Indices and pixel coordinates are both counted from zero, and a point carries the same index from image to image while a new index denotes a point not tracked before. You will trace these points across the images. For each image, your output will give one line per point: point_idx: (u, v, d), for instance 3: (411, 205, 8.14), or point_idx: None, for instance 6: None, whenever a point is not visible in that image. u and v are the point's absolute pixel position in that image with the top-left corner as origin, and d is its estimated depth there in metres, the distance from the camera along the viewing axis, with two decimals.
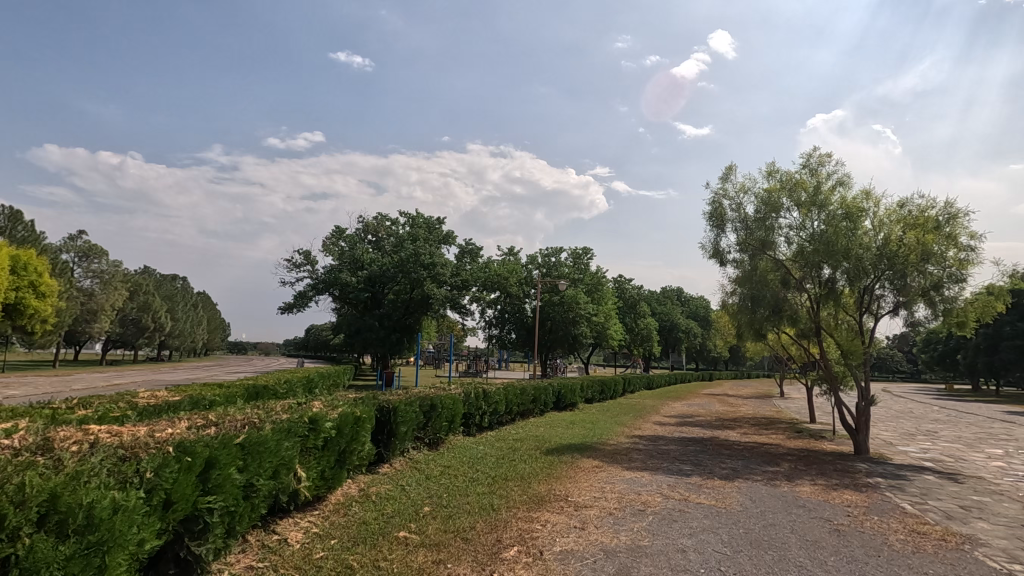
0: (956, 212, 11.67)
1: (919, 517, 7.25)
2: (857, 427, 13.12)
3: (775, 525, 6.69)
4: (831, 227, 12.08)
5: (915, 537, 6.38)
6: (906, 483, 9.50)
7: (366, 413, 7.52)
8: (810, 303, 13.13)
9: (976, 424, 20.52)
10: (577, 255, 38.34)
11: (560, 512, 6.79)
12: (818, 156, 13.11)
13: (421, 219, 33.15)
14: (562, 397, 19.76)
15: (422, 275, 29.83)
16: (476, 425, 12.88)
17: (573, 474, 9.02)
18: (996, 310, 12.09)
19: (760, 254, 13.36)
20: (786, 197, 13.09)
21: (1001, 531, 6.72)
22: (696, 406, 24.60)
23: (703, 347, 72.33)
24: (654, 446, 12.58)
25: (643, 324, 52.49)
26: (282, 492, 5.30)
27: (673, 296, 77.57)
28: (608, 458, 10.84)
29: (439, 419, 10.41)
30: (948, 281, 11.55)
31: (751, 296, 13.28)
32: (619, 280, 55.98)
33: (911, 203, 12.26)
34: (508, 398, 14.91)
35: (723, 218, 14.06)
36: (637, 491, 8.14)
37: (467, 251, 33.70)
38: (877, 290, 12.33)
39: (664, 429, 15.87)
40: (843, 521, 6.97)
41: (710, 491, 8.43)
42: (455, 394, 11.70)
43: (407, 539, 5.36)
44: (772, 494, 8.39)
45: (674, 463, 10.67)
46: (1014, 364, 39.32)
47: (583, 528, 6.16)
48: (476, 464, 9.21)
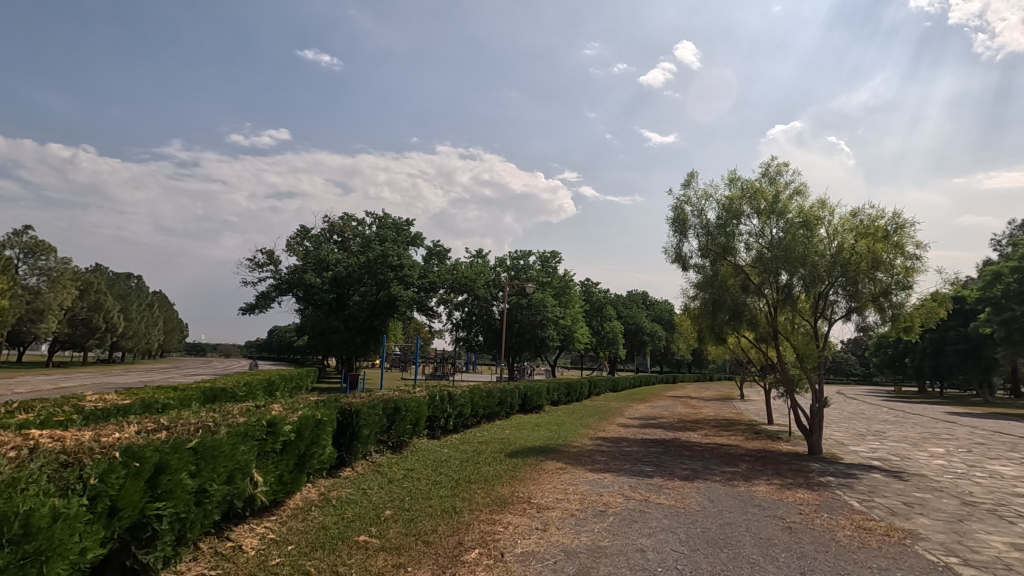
0: (903, 222, 12.28)
1: (865, 514, 7.58)
2: (811, 428, 13.57)
3: (732, 524, 6.89)
4: (789, 234, 12.48)
5: (860, 533, 6.66)
6: (856, 481, 9.91)
7: (328, 416, 7.39)
8: (768, 308, 13.52)
9: (920, 425, 21.58)
10: (546, 258, 38.65)
11: (523, 514, 6.83)
12: (776, 165, 13.56)
13: (389, 219, 33.01)
14: (529, 399, 19.85)
15: (388, 276, 29.39)
16: (440, 428, 12.83)
17: (537, 476, 9.10)
18: (939, 316, 12.73)
19: (721, 259, 13.67)
20: (747, 205, 13.42)
21: (940, 526, 7.08)
22: (659, 408, 25.12)
23: (667, 350, 73.72)
24: (617, 448, 12.82)
25: (609, 327, 53.15)
26: (237, 498, 5.16)
27: (638, 299, 78.94)
28: (572, 459, 10.99)
29: (403, 421, 10.34)
30: (897, 289, 12.15)
31: (712, 301, 13.63)
32: (586, 284, 56.58)
33: (862, 213, 12.82)
34: (473, 400, 14.91)
35: (685, 224, 14.34)
36: (598, 492, 8.28)
37: (436, 253, 33.86)
38: (831, 295, 12.81)
39: (628, 431, 16.15)
40: (795, 519, 7.22)
41: (670, 492, 8.61)
42: (419, 396, 11.62)
43: (367, 544, 5.30)
44: (729, 494, 8.62)
45: (636, 464, 10.89)
46: (956, 368, 41.56)
47: (545, 530, 6.21)
48: (439, 467, 9.18)
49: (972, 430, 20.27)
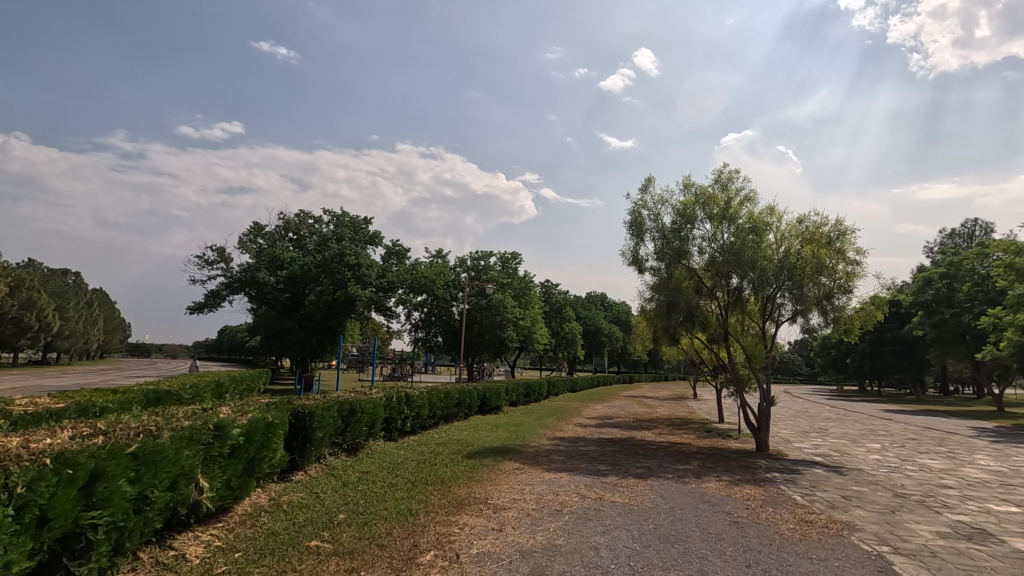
0: (845, 228, 12.94)
1: (807, 508, 7.93)
2: (759, 426, 14.06)
3: (682, 520, 7.09)
4: (739, 239, 12.94)
5: (802, 525, 6.97)
6: (799, 476, 10.36)
7: (279, 419, 7.18)
8: (719, 310, 13.97)
9: (859, 422, 22.73)
10: (506, 259, 38.84)
11: (479, 514, 6.83)
12: (728, 173, 14.01)
13: (346, 218, 32.45)
14: (487, 400, 19.85)
15: (346, 276, 28.79)
16: (397, 429, 12.66)
17: (494, 477, 9.09)
18: (877, 319, 13.46)
19: (675, 263, 14.02)
20: (700, 210, 13.81)
21: (875, 517, 7.49)
22: (616, 408, 25.56)
23: (624, 351, 75.04)
24: (574, 447, 12.98)
25: (568, 327, 53.69)
26: (181, 504, 4.97)
27: (597, 301, 80.14)
28: (529, 459, 11.04)
29: (359, 423, 10.16)
30: (839, 292, 12.78)
31: (666, 303, 13.98)
32: (546, 285, 57.07)
33: (808, 219, 13.43)
34: (431, 401, 14.80)
35: (642, 228, 14.64)
36: (555, 491, 8.36)
37: (394, 253, 33.75)
38: (778, 299, 13.34)
39: (586, 431, 16.38)
40: (742, 514, 7.49)
41: (624, 490, 8.78)
42: (376, 398, 11.45)
43: (318, 548, 5.19)
44: (681, 491, 8.86)
45: (592, 463, 11.04)
46: (893, 368, 44.01)
47: (501, 530, 6.23)
48: (395, 469, 9.06)
49: (906, 426, 21.50)
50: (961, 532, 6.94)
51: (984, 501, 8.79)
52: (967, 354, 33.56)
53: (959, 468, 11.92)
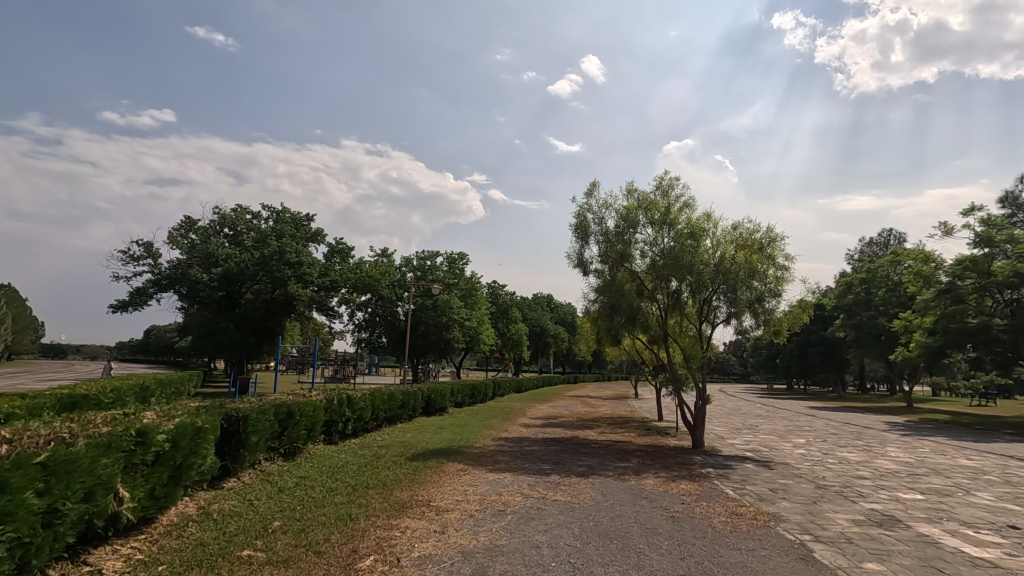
0: (775, 236, 13.69)
1: (738, 501, 8.34)
2: (695, 424, 14.62)
3: (622, 516, 7.28)
4: (678, 244, 13.42)
5: (733, 518, 7.32)
6: (731, 471, 10.87)
7: (210, 423, 6.83)
8: (660, 312, 14.45)
9: (788, 419, 24.05)
10: (453, 260, 38.65)
11: (421, 517, 6.75)
12: (669, 180, 14.48)
13: (287, 214, 31.36)
14: (432, 401, 19.66)
15: (286, 274, 27.75)
16: (338, 433, 12.33)
17: (437, 479, 9.02)
18: (803, 321, 14.31)
19: (618, 266, 14.38)
20: (642, 215, 14.22)
21: (798, 508, 7.96)
22: (560, 408, 25.92)
23: (569, 351, 76.17)
24: (519, 448, 13.05)
25: (514, 328, 53.95)
26: (98, 517, 4.64)
27: (543, 302, 81.01)
28: (473, 460, 11.02)
29: (297, 427, 9.82)
30: (769, 296, 13.49)
31: (610, 305, 14.32)
32: (493, 285, 57.09)
33: (742, 226, 14.09)
34: (374, 403, 14.48)
35: (586, 231, 14.93)
36: (498, 492, 8.38)
37: (337, 251, 33.19)
38: (714, 301, 13.94)
39: (530, 431, 16.51)
40: (678, 509, 7.78)
41: (566, 488, 8.93)
42: (316, 400, 11.11)
43: (251, 558, 4.98)
44: (621, 488, 9.11)
45: (536, 463, 11.15)
46: (818, 367, 46.86)
47: (443, 532, 6.18)
48: (335, 473, 8.82)
49: (829, 422, 22.92)
50: (874, 519, 7.49)
51: (894, 490, 9.52)
52: (882, 354, 36.19)
53: (873, 459, 12.85)
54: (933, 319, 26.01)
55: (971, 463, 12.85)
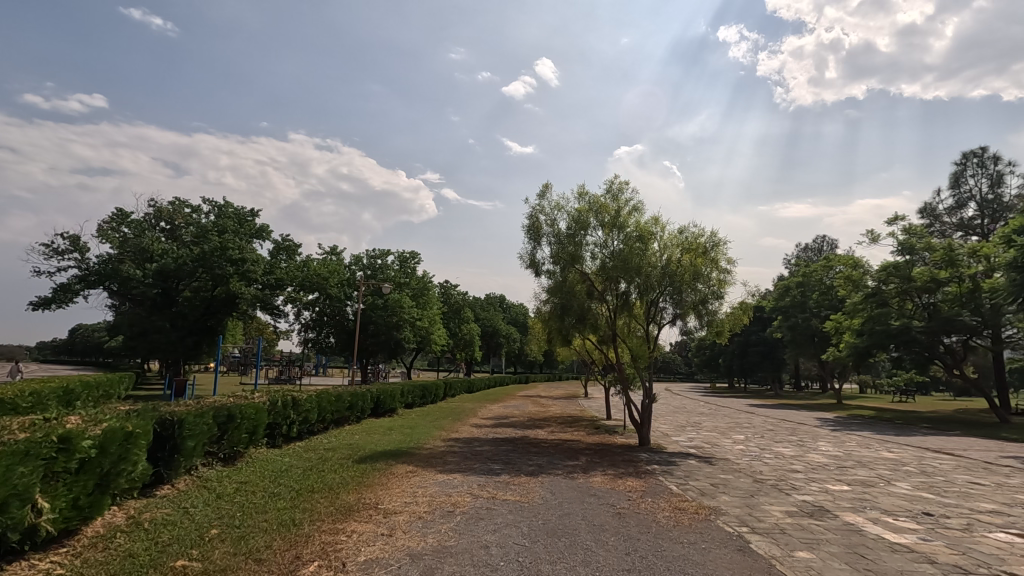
0: (719, 240, 14.23)
1: (681, 496, 8.63)
2: (642, 422, 15.00)
3: (570, 514, 7.38)
4: (628, 246, 13.74)
5: (676, 513, 7.57)
6: (675, 467, 11.23)
7: (142, 427, 6.47)
8: (609, 312, 14.76)
9: (729, 416, 25.05)
10: (404, 259, 38.15)
11: (368, 520, 6.63)
12: (619, 183, 14.79)
13: (229, 209, 30.16)
14: (381, 402, 19.32)
15: (227, 271, 26.60)
16: (282, 436, 11.93)
17: (385, 481, 8.86)
18: (743, 322, 14.95)
19: (569, 267, 14.58)
20: (593, 217, 14.46)
21: (737, 501, 8.32)
22: (511, 408, 26.04)
23: (521, 351, 76.56)
24: (469, 448, 13.02)
25: (466, 329, 53.75)
26: (12, 530, 4.31)
27: (496, 302, 81.15)
28: (423, 462, 10.91)
29: (238, 430, 9.43)
30: (712, 298, 14.01)
31: (561, 305, 14.50)
32: (445, 285, 56.63)
33: (688, 230, 14.57)
34: (320, 404, 14.11)
35: (539, 232, 15.06)
36: (447, 493, 8.33)
37: (283, 248, 32.19)
38: (661, 303, 14.37)
39: (480, 431, 16.51)
40: (624, 505, 7.98)
41: (516, 487, 8.98)
42: (259, 402, 10.70)
43: (185, 568, 4.75)
44: (570, 486, 9.24)
45: (486, 463, 11.16)
46: (757, 366, 49.06)
47: (390, 535, 6.09)
48: (279, 477, 8.54)
49: (766, 419, 24.02)
50: (806, 510, 7.91)
51: (823, 482, 10.09)
52: (815, 354, 38.27)
53: (806, 454, 13.57)
54: (861, 321, 27.69)
55: (892, 456, 13.77)
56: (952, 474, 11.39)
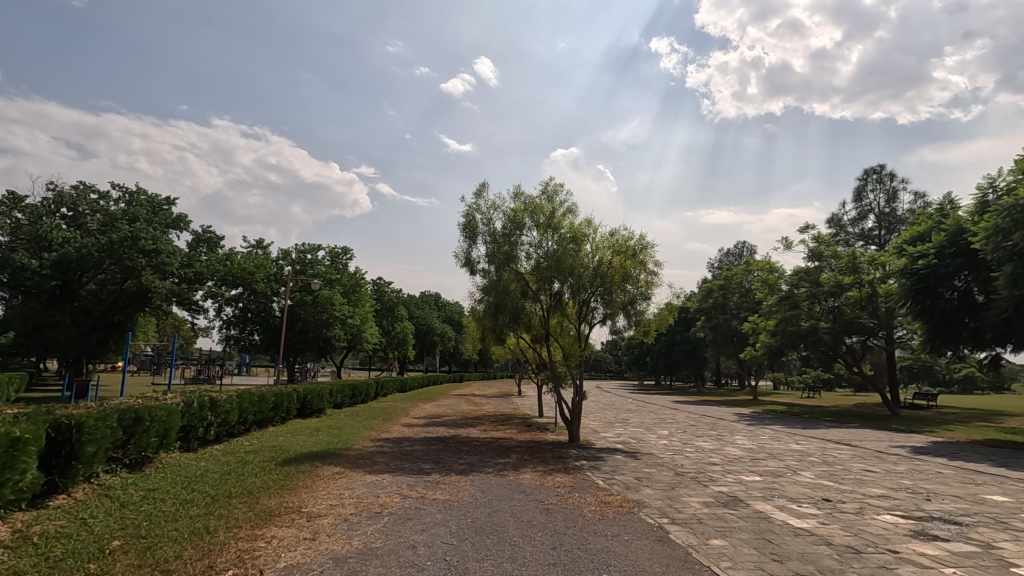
0: (647, 243, 14.75)
1: (607, 490, 8.91)
2: (572, 419, 15.34)
3: (499, 512, 7.44)
4: (561, 247, 14.00)
5: (601, 506, 7.81)
6: (603, 462, 11.59)
7: (32, 432, 5.92)
8: (542, 312, 15.00)
9: (655, 412, 26.06)
10: (336, 254, 36.97)
11: (290, 525, 6.39)
12: (554, 185, 15.02)
13: (142, 196, 28.20)
14: (308, 402, 18.64)
15: (139, 263, 24.68)
16: (197, 439, 11.24)
17: (309, 484, 8.56)
18: (668, 323, 15.61)
19: (504, 266, 14.66)
20: (528, 218, 14.60)
21: (658, 494, 8.70)
22: (444, 407, 25.84)
23: (455, 350, 76.10)
24: (399, 448, 12.79)
25: (399, 327, 52.79)
26: None
27: (431, 300, 80.36)
28: (350, 463, 10.61)
29: (147, 434, 8.81)
30: (640, 299, 14.54)
31: (495, 304, 14.57)
32: (378, 282, 55.31)
33: (619, 233, 14.99)
34: (241, 405, 13.40)
35: (474, 231, 15.04)
36: (375, 494, 8.17)
37: (203, 239, 30.79)
38: (592, 303, 14.78)
39: (411, 431, 16.27)
40: (553, 501, 8.15)
41: (446, 486, 8.94)
42: (171, 403, 10.00)
43: None
44: (500, 484, 9.31)
45: (416, 463, 11.02)
46: (681, 364, 51.42)
47: (313, 539, 5.90)
48: (192, 483, 8.05)
49: (688, 415, 25.22)
50: (721, 500, 8.38)
51: (738, 473, 10.74)
52: (734, 353, 40.64)
53: (723, 447, 14.38)
54: (775, 322, 29.65)
55: (799, 447, 14.86)
56: (849, 463, 12.47)
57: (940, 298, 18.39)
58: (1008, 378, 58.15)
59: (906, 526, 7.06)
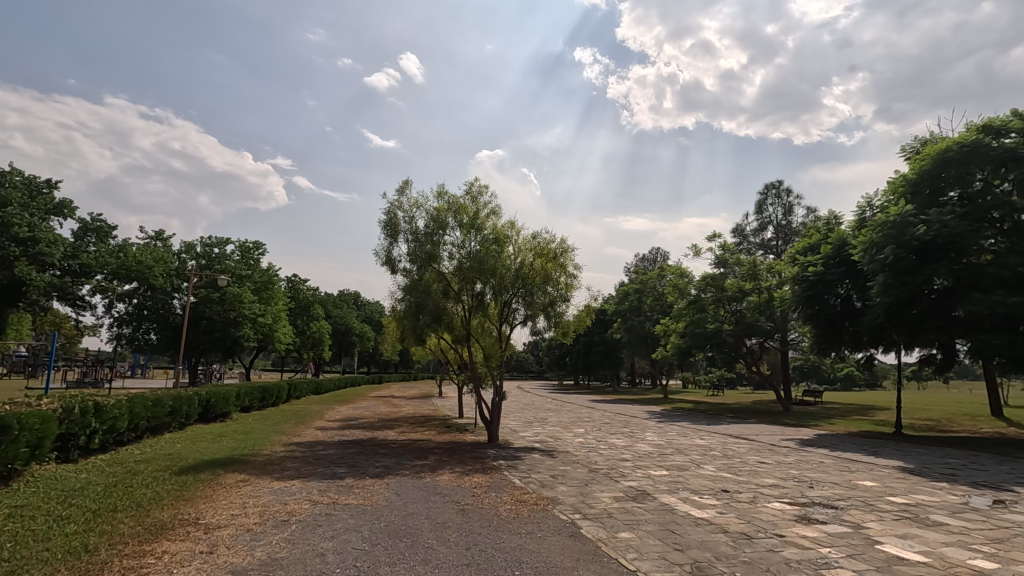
0: (567, 246, 15.12)
1: (523, 489, 9.04)
2: (490, 419, 15.38)
3: (414, 514, 7.33)
4: (484, 248, 14.06)
5: (515, 505, 7.92)
6: (520, 461, 11.76)
7: None
8: (463, 312, 14.95)
9: (572, 411, 26.75)
10: (246, 249, 34.92)
11: (185, 538, 5.94)
12: (478, 186, 15.04)
13: (17, 177, 25.20)
14: (211, 406, 17.42)
15: (12, 252, 22.05)
16: (78, 449, 10.17)
17: (209, 493, 7.99)
18: (586, 324, 16.07)
19: (426, 266, 14.50)
20: (451, 218, 14.51)
21: (572, 490, 8.95)
22: (362, 409, 25.12)
23: (374, 350, 74.09)
24: (311, 453, 12.26)
25: (315, 327, 50.64)
26: None
27: (349, 299, 77.85)
28: (257, 470, 10.02)
29: (16, 444, 7.86)
30: (560, 301, 14.88)
31: (416, 304, 14.34)
32: (293, 279, 52.77)
33: (541, 236, 15.24)
34: (133, 410, 12.28)
35: (396, 229, 14.74)
36: (282, 501, 7.77)
37: (92, 228, 27.99)
38: (513, 304, 14.96)
39: (325, 434, 15.66)
40: (468, 501, 8.14)
41: (360, 490, 8.68)
42: (46, 410, 9.01)
43: None
44: (416, 486, 9.17)
45: (329, 467, 10.62)
46: (599, 365, 53.29)
47: (211, 552, 5.52)
48: (70, 497, 7.27)
49: (603, 413, 26.12)
50: (630, 494, 8.77)
51: (647, 468, 11.27)
52: (647, 353, 42.64)
53: (634, 444, 15.04)
54: (684, 325, 31.40)
55: (703, 442, 15.85)
56: (746, 456, 13.46)
57: (826, 304, 20.36)
58: (880, 376, 65.33)
59: (791, 512, 7.73)
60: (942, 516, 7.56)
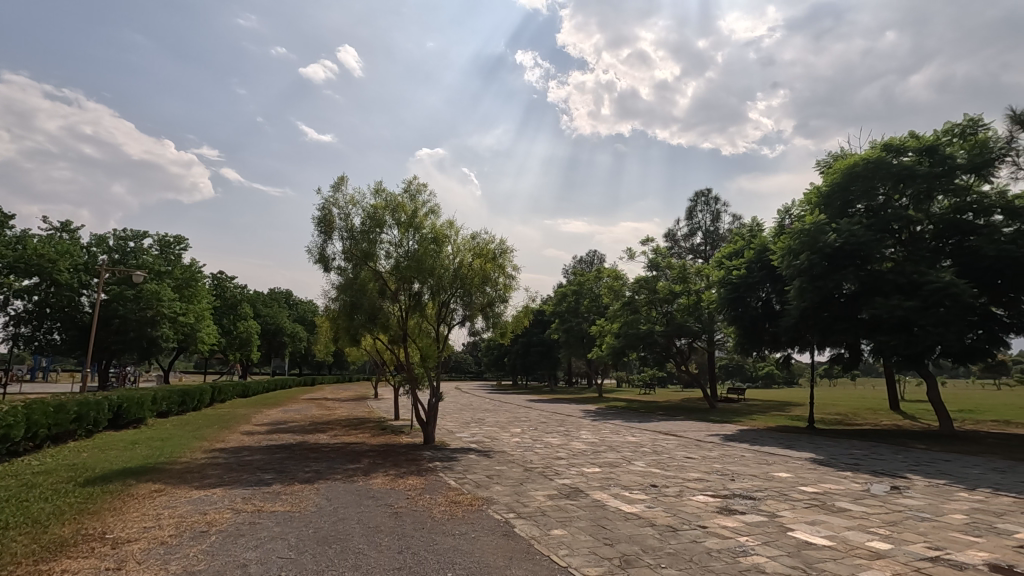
0: (506, 247, 15.19)
1: (458, 489, 9.01)
2: (427, 420, 15.20)
3: (344, 519, 7.13)
4: (422, 248, 13.88)
5: (450, 506, 7.88)
6: (456, 462, 11.70)
7: None
8: (400, 312, 14.70)
9: (510, 411, 26.94)
10: (165, 244, 32.80)
11: (88, 555, 5.49)
12: (417, 185, 14.83)
13: None
14: (124, 412, 16.21)
15: None
16: None
17: (118, 506, 7.41)
18: (523, 325, 16.21)
19: (362, 264, 14.16)
20: (389, 216, 14.22)
21: (507, 490, 9.01)
22: (292, 412, 24.17)
23: (307, 351, 71.39)
24: (235, 459, 11.66)
25: (243, 326, 48.18)
26: None
27: (281, 298, 74.69)
28: (175, 478, 9.40)
29: None
30: (498, 301, 14.93)
31: (350, 303, 13.97)
32: (218, 276, 49.99)
33: (480, 236, 15.23)
34: (30, 418, 11.21)
35: (331, 226, 14.30)
36: (201, 511, 7.33)
37: None
38: (451, 304, 14.88)
39: (252, 439, 14.96)
40: (402, 504, 8.02)
41: (287, 497, 8.35)
42: None
43: None
44: (348, 490, 8.92)
45: (255, 473, 10.13)
46: (537, 364, 53.91)
47: (118, 569, 5.13)
48: None
49: (540, 412, 26.45)
50: (563, 492, 8.93)
51: (580, 465, 11.51)
52: (583, 353, 43.55)
53: (569, 442, 15.32)
54: (618, 325, 32.32)
55: (635, 439, 16.38)
56: (674, 451, 14.03)
57: (749, 306, 21.62)
58: (796, 374, 70.05)
59: (714, 504, 8.14)
60: (846, 503, 8.20)
